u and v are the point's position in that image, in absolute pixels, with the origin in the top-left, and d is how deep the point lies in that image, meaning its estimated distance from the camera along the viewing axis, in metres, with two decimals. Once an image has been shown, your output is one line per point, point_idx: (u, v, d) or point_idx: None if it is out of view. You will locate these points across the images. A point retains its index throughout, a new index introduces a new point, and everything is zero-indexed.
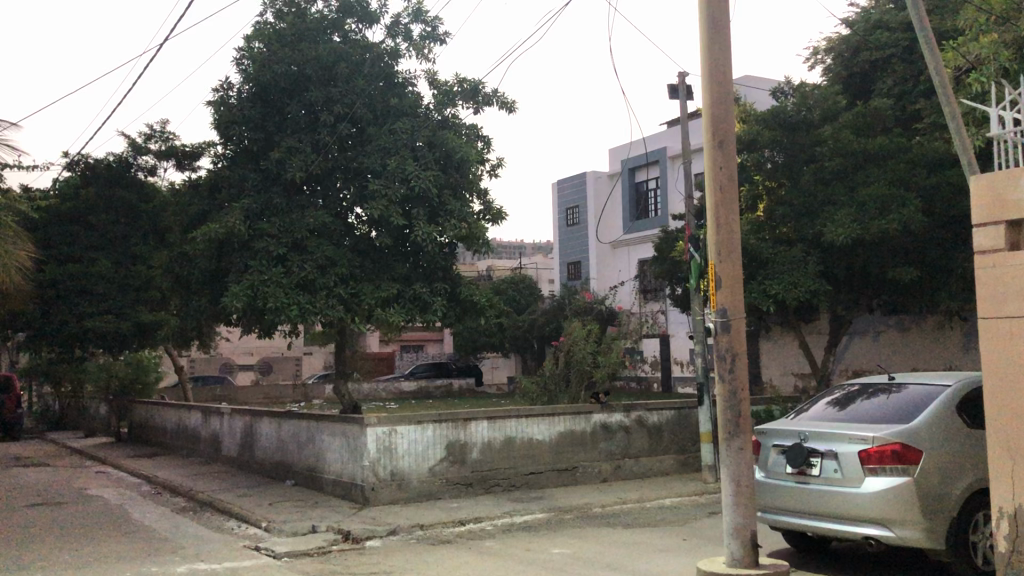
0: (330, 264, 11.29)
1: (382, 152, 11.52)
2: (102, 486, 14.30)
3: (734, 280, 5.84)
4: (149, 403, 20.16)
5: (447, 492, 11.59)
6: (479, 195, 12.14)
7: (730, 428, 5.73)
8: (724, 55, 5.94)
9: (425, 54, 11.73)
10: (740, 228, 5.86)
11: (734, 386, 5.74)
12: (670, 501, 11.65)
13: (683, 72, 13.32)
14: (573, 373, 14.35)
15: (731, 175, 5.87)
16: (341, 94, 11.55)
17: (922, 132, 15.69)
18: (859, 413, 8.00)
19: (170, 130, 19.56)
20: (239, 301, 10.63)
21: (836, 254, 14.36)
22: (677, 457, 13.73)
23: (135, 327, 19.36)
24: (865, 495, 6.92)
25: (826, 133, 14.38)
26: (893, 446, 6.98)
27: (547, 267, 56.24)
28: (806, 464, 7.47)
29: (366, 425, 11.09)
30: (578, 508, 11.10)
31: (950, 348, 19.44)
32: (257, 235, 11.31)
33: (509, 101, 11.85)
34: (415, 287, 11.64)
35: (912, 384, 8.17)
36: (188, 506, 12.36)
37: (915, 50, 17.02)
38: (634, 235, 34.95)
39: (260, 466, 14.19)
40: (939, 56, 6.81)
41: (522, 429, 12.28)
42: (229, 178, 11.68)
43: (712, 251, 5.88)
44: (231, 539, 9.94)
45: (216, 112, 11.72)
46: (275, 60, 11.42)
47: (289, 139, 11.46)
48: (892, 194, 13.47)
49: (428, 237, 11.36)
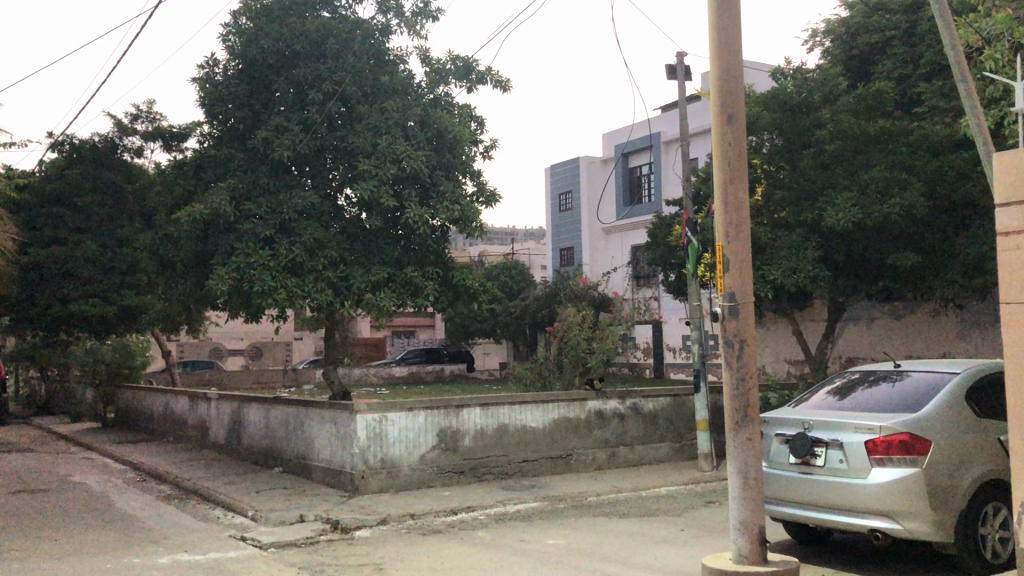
0: (319, 247, 10.96)
1: (372, 132, 11.20)
2: (87, 473, 14.00)
3: (744, 261, 5.58)
4: (136, 388, 19.86)
5: (438, 480, 11.35)
6: (472, 177, 11.82)
7: (737, 418, 5.49)
8: (734, 23, 5.63)
9: (417, 31, 11.38)
10: (750, 207, 5.59)
11: (742, 374, 5.49)
12: (665, 490, 11.44)
13: (682, 52, 13.01)
14: (567, 359, 14.12)
15: (740, 151, 5.60)
16: (330, 71, 11.20)
17: (923, 117, 15.45)
18: (863, 402, 7.78)
19: (157, 110, 19.14)
20: (225, 283, 10.32)
21: (834, 239, 14.13)
22: (673, 445, 13.52)
23: (121, 311, 19.02)
24: (871, 487, 6.70)
25: (827, 116, 14.13)
26: (900, 436, 6.77)
27: (539, 253, 56.05)
28: (810, 454, 7.26)
29: (355, 411, 10.82)
30: (572, 497, 10.86)
31: (943, 335, 19.32)
32: (243, 216, 10.98)
33: (503, 79, 11.52)
34: (406, 271, 11.34)
35: (917, 371, 7.95)
36: (173, 493, 12.09)
37: (915, 33, 16.76)
38: (627, 220, 34.70)
39: (248, 453, 13.92)
40: (955, 31, 6.55)
41: (515, 416, 12.03)
42: (215, 158, 11.34)
43: (721, 231, 5.61)
44: (216, 529, 9.67)
45: (200, 89, 11.35)
46: (263, 36, 11.06)
47: (277, 118, 11.12)
48: (893, 177, 13.24)
49: (420, 219, 11.04)
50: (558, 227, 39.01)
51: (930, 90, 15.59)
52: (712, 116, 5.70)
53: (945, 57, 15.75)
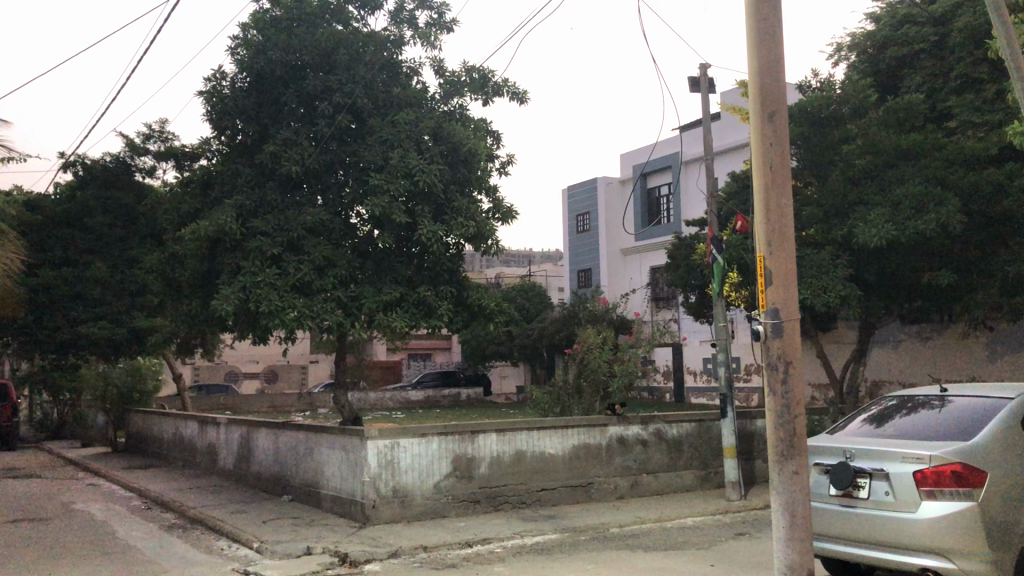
0: (328, 265, 10.55)
1: (383, 145, 10.80)
2: (91, 501, 13.59)
3: (789, 275, 5.07)
4: (147, 412, 19.48)
5: (453, 510, 10.82)
6: (489, 192, 11.40)
7: (782, 450, 4.96)
8: (774, 13, 5.17)
9: (431, 42, 11.01)
10: (794, 214, 5.11)
11: (788, 401, 4.97)
12: (692, 521, 10.86)
13: (705, 63, 12.57)
14: (587, 383, 13.56)
15: (782, 152, 5.12)
16: (341, 82, 10.84)
17: (954, 130, 14.92)
18: (907, 430, 7.21)
19: (169, 130, 18.95)
20: (230, 303, 9.89)
21: (865, 257, 13.59)
22: (699, 473, 12.91)
23: (130, 333, 18.66)
24: (921, 522, 6.11)
25: (856, 129, 13.64)
26: (952, 466, 6.19)
27: (557, 274, 55.55)
28: (852, 486, 6.67)
29: (365, 437, 10.35)
30: (594, 529, 10.30)
31: (973, 357, 18.65)
32: (251, 233, 10.60)
33: (519, 91, 11.13)
34: (420, 290, 10.88)
35: (964, 396, 7.38)
36: (178, 523, 11.65)
37: (945, 46, 16.26)
38: (645, 241, 34.20)
39: (257, 479, 13.46)
40: (1014, 33, 6.52)
41: (532, 442, 11.52)
42: (222, 174, 10.99)
43: (762, 240, 5.12)
44: (220, 561, 9.20)
45: (208, 102, 11.02)
46: (270, 47, 10.73)
47: (285, 131, 10.76)
48: (928, 192, 12.69)
49: (433, 235, 10.58)
50: (575, 249, 38.45)
51: (961, 103, 15.04)
52: (750, 115, 5.22)
53: (977, 69, 15.22)
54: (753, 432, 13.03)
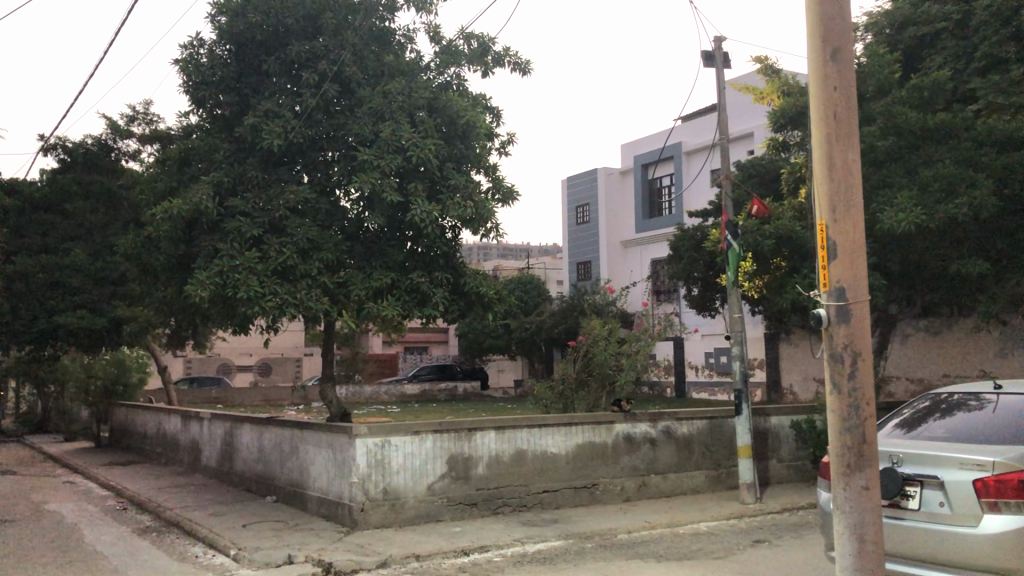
0: (314, 247, 9.74)
1: (372, 116, 10.00)
2: (63, 500, 12.79)
3: (857, 248, 4.31)
4: (131, 405, 18.67)
5: (447, 513, 10.03)
6: (488, 171, 10.59)
7: (849, 459, 4.20)
8: None
9: (427, 8, 10.20)
10: (862, 173, 4.34)
11: (856, 400, 4.21)
12: (705, 526, 10.09)
13: (720, 36, 11.74)
14: (593, 377, 12.74)
15: (848, 98, 4.35)
16: (327, 49, 10.05)
17: (980, 112, 14.10)
18: (956, 432, 6.40)
19: (153, 111, 18.11)
20: (205, 289, 9.05)
21: (888, 244, 12.80)
22: (710, 473, 12.12)
23: (111, 323, 17.82)
24: (983, 539, 5.32)
25: (879, 109, 12.88)
26: (1019, 475, 5.41)
27: (554, 268, 54.76)
28: (900, 495, 5.86)
29: (354, 435, 9.56)
30: (599, 535, 9.52)
31: (986, 353, 17.87)
32: (230, 214, 9.83)
33: (522, 61, 10.30)
34: (414, 277, 10.07)
35: (1016, 394, 6.60)
36: (153, 525, 10.85)
37: (968, 24, 15.46)
38: (647, 233, 33.47)
39: (241, 478, 12.65)
40: None
41: (534, 441, 10.74)
42: (200, 149, 10.22)
43: (824, 205, 4.36)
44: (191, 570, 8.39)
45: (183, 70, 10.19)
46: (251, 10, 9.87)
47: (268, 102, 9.93)
48: (959, 175, 11.96)
49: (427, 217, 9.74)
50: (575, 241, 37.58)
51: (985, 85, 14.21)
52: (807, 53, 4.47)
53: (1003, 49, 14.42)
54: (767, 429, 12.26)
